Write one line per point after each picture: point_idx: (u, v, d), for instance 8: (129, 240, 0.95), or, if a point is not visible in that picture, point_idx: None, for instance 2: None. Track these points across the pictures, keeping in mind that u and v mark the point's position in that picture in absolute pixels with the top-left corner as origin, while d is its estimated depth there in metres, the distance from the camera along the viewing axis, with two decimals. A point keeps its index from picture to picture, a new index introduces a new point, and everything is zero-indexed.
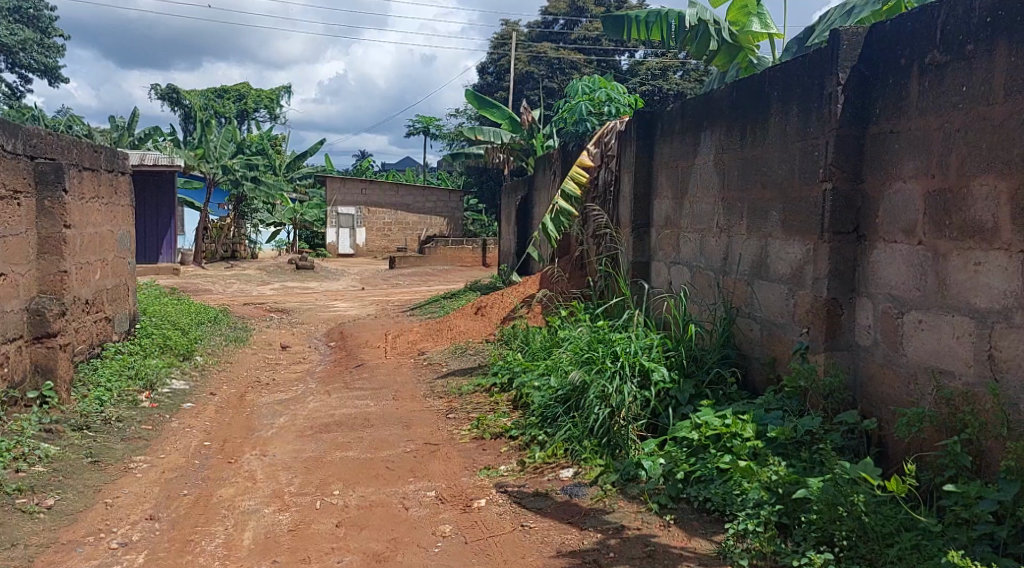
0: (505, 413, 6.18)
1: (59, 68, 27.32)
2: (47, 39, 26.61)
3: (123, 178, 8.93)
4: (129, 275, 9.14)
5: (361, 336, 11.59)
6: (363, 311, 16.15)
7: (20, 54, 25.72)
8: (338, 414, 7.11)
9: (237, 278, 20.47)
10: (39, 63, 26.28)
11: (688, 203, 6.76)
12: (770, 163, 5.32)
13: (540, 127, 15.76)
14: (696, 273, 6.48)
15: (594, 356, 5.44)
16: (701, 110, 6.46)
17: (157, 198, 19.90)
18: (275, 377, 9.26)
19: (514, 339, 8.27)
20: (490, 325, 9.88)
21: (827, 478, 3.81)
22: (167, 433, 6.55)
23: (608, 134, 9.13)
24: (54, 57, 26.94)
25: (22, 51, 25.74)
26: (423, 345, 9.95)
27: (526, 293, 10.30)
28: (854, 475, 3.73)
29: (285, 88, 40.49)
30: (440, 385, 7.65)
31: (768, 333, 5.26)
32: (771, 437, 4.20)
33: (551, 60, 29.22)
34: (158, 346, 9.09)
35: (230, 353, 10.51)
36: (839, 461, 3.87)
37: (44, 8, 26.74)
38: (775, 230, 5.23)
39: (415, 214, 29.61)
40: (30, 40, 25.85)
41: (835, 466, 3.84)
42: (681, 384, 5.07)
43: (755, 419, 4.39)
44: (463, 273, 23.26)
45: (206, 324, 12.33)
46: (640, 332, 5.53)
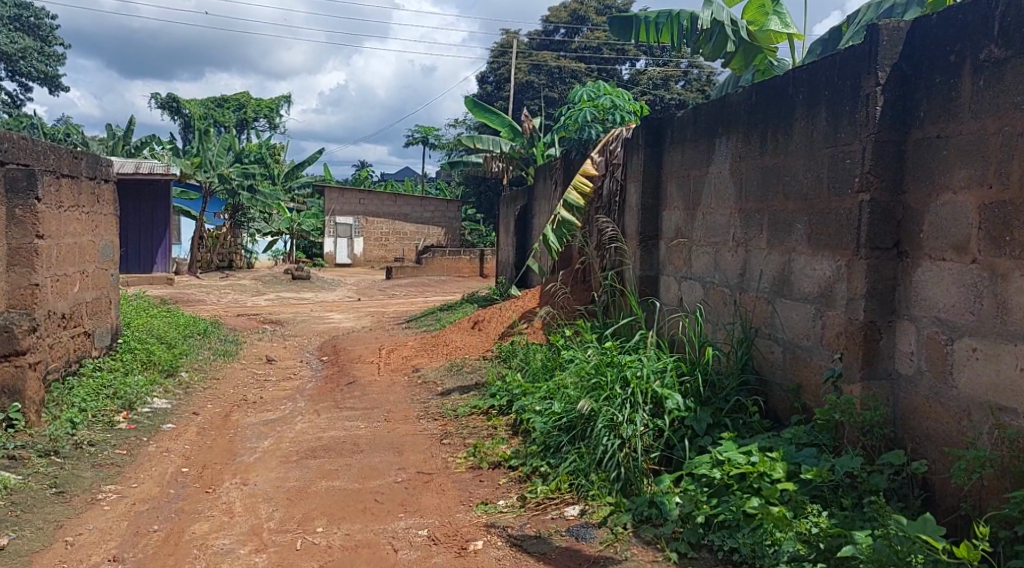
0: (503, 440, 5.75)
1: (59, 76, 26.97)
2: (48, 48, 26.30)
3: (107, 186, 8.50)
4: (112, 287, 8.71)
5: (355, 351, 11.15)
6: (359, 323, 15.72)
7: (20, 62, 25.41)
8: (326, 438, 6.67)
9: (232, 288, 20.04)
10: (40, 72, 25.98)
11: (701, 215, 6.34)
12: (793, 172, 4.91)
13: (542, 136, 15.34)
14: (710, 290, 6.06)
15: (602, 380, 5.01)
16: (715, 115, 6.05)
17: (151, 207, 19.49)
18: (263, 395, 8.83)
19: (514, 357, 7.85)
20: (488, 340, 9.45)
21: (877, 534, 3.39)
22: (142, 458, 6.11)
23: (612, 141, 8.73)
24: (53, 65, 26.61)
25: (22, 59, 25.43)
26: (417, 361, 9.51)
27: (526, 307, 9.87)
28: (912, 533, 3.31)
29: (284, 98, 40.16)
30: (435, 406, 7.21)
31: (792, 357, 4.85)
32: (805, 479, 3.79)
33: (551, 69, 28.84)
34: (141, 361, 8.66)
35: (218, 369, 10.07)
36: (893, 515, 3.46)
37: (45, 17, 26.43)
38: (800, 244, 4.81)
39: (413, 224, 29.21)
40: (29, 48, 25.52)
41: (888, 520, 3.42)
42: (699, 413, 4.64)
43: (785, 457, 3.97)
44: (461, 284, 22.84)
45: (195, 338, 11.88)
46: (652, 354, 5.11)
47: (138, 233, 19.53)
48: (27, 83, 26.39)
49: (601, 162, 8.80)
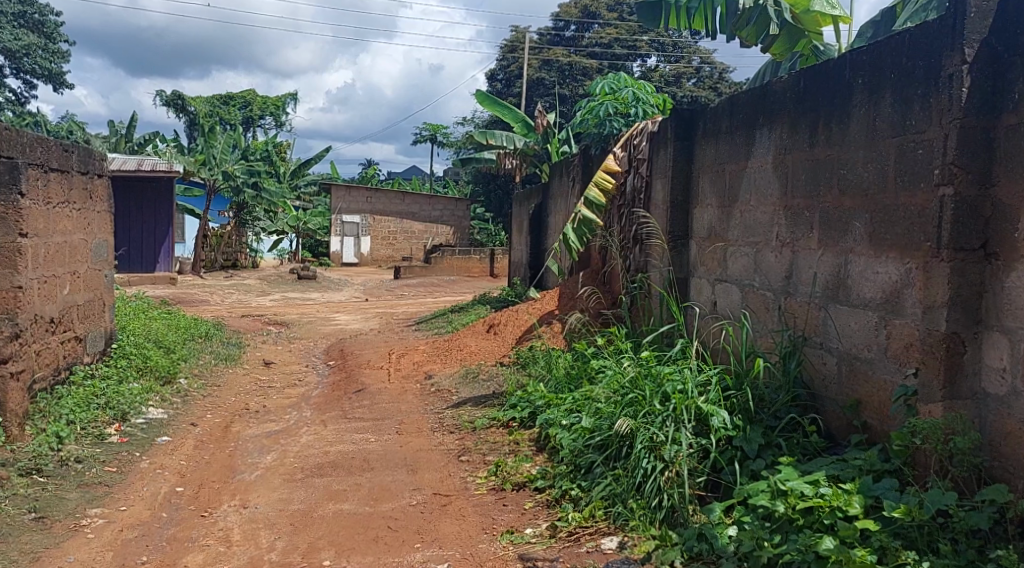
0: (527, 457, 5.29)
1: (64, 74, 26.57)
2: (52, 45, 25.86)
3: (101, 181, 8.07)
4: (107, 288, 8.27)
5: (363, 355, 10.70)
6: (367, 325, 15.28)
7: (24, 59, 24.96)
8: (334, 452, 6.21)
9: (237, 288, 19.62)
10: (44, 69, 25.59)
11: (737, 213, 5.86)
12: (850, 164, 4.44)
13: (556, 133, 14.86)
14: (750, 294, 5.58)
15: (639, 394, 4.55)
16: (755, 105, 5.58)
17: (153, 206, 19.04)
18: (267, 403, 8.39)
19: (535, 365, 7.39)
20: (504, 345, 8.98)
21: None
22: (134, 477, 5.65)
23: (636, 135, 8.30)
24: (57, 62, 26.21)
25: (26, 56, 24.98)
26: (429, 367, 9.05)
27: (544, 310, 9.39)
28: None
29: (290, 96, 39.76)
30: (451, 418, 6.74)
31: (849, 369, 4.36)
32: (891, 517, 3.35)
33: (562, 67, 28.31)
34: (137, 368, 8.21)
35: (219, 374, 9.63)
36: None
37: (50, 13, 25.98)
38: (858, 244, 4.32)
39: (421, 223, 28.76)
40: (33, 45, 25.12)
41: None
42: (748, 433, 4.16)
43: (860, 489, 3.53)
44: (470, 285, 22.38)
45: (196, 341, 11.44)
46: (694, 366, 4.65)
47: (139, 232, 19.07)
48: (31, 81, 26.01)
49: (624, 156, 8.44)
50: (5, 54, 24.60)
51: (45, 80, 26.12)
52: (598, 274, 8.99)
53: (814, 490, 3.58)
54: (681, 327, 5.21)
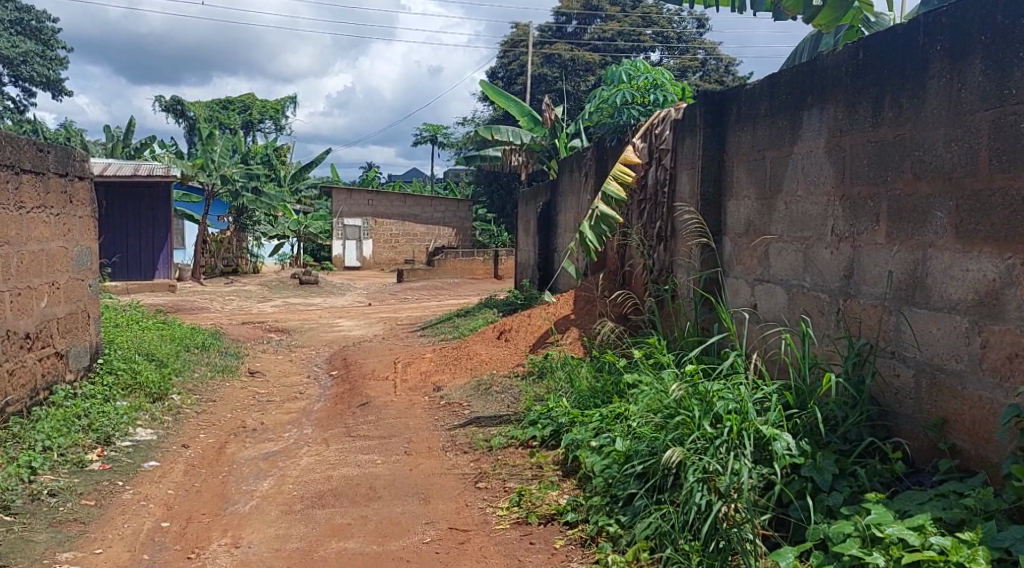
0: (554, 484, 4.69)
1: (61, 80, 26.04)
2: (50, 52, 25.31)
3: (83, 183, 7.50)
4: (92, 299, 7.69)
5: (367, 364, 10.12)
6: (370, 331, 14.70)
7: (22, 67, 24.40)
8: (336, 477, 5.63)
9: (236, 294, 19.04)
10: (42, 76, 25.05)
11: (779, 204, 5.26)
12: (924, 143, 3.89)
13: (565, 127, 14.29)
14: (800, 296, 4.98)
15: (684, 415, 3.96)
16: (802, 83, 5.00)
17: (151, 212, 18.47)
18: (265, 419, 7.81)
19: (555, 377, 6.79)
20: (518, 353, 8.37)
21: None
22: (114, 511, 5.06)
23: (657, 124, 7.73)
24: (55, 68, 25.68)
25: (23, 64, 24.43)
26: (437, 378, 8.44)
27: (559, 314, 8.79)
28: None
29: (289, 100, 39.20)
30: (466, 436, 6.15)
31: (929, 384, 3.78)
32: None
33: (565, 62, 27.59)
34: (126, 385, 7.62)
35: (215, 388, 9.05)
36: None
37: (47, 20, 25.41)
38: (941, 237, 3.76)
39: (423, 225, 28.24)
40: (31, 52, 24.57)
41: None
42: (819, 460, 3.56)
43: (981, 538, 2.99)
44: (475, 287, 21.81)
45: (192, 353, 10.87)
46: (747, 381, 4.05)
47: (136, 238, 18.48)
48: (28, 88, 25.45)
49: (644, 148, 7.91)
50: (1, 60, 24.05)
51: (42, 88, 25.58)
52: (618, 276, 8.41)
53: (922, 540, 3.02)
54: (731, 335, 4.64)
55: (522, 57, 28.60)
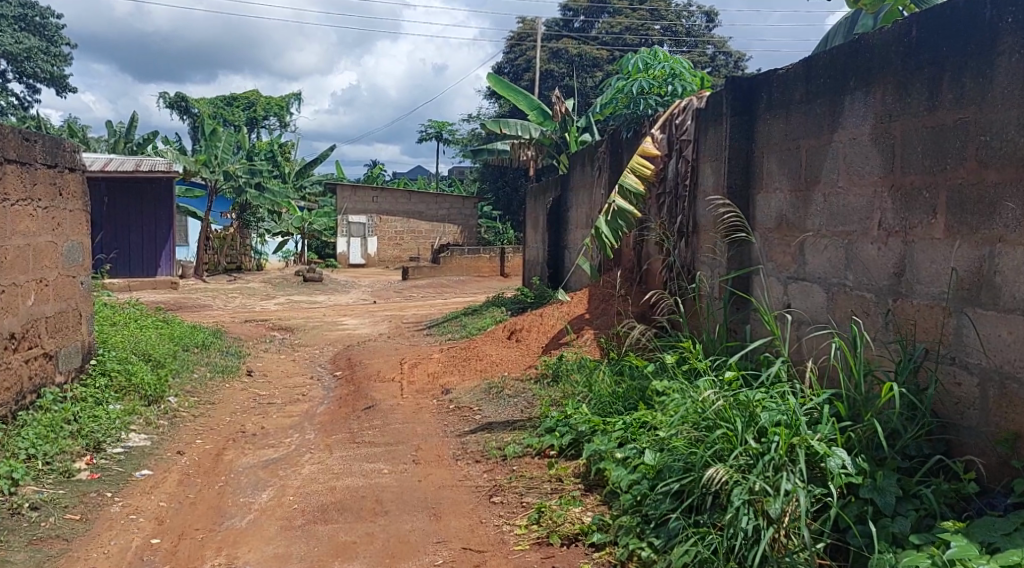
0: (576, 499, 4.31)
1: (66, 76, 25.72)
2: (54, 48, 25.01)
3: (73, 175, 7.15)
4: (84, 297, 7.34)
5: (373, 365, 9.76)
6: (376, 330, 14.34)
7: (26, 63, 24.09)
8: (339, 488, 5.27)
9: (239, 291, 18.70)
10: (46, 73, 24.75)
11: (816, 196, 4.88)
12: (991, 126, 3.61)
13: (575, 120, 13.91)
14: (843, 297, 4.59)
15: (724, 427, 3.61)
16: (840, 64, 4.61)
17: (154, 208, 18.11)
18: (265, 423, 7.46)
19: (573, 381, 6.41)
20: (530, 355, 7.98)
21: None
22: (100, 527, 4.70)
23: (677, 114, 7.37)
24: (59, 64, 25.36)
25: (28, 60, 24.11)
26: (446, 381, 8.06)
27: (574, 313, 8.39)
28: None
29: (294, 97, 38.86)
30: (479, 444, 5.78)
31: (998, 395, 3.48)
32: None
33: (572, 57, 27.15)
34: (120, 388, 7.26)
35: (215, 390, 8.69)
36: None
37: (51, 16, 25.11)
38: (1015, 230, 3.47)
39: (428, 222, 27.91)
40: (35, 49, 24.25)
41: None
42: (879, 480, 3.24)
43: None
44: (480, 284, 21.47)
45: (192, 353, 10.52)
46: (792, 392, 3.71)
47: (138, 234, 18.13)
48: (32, 85, 25.14)
49: (662, 139, 7.57)
50: (5, 57, 23.71)
51: (47, 84, 25.28)
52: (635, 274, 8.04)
53: None
54: (774, 338, 4.29)
55: (528, 53, 28.21)
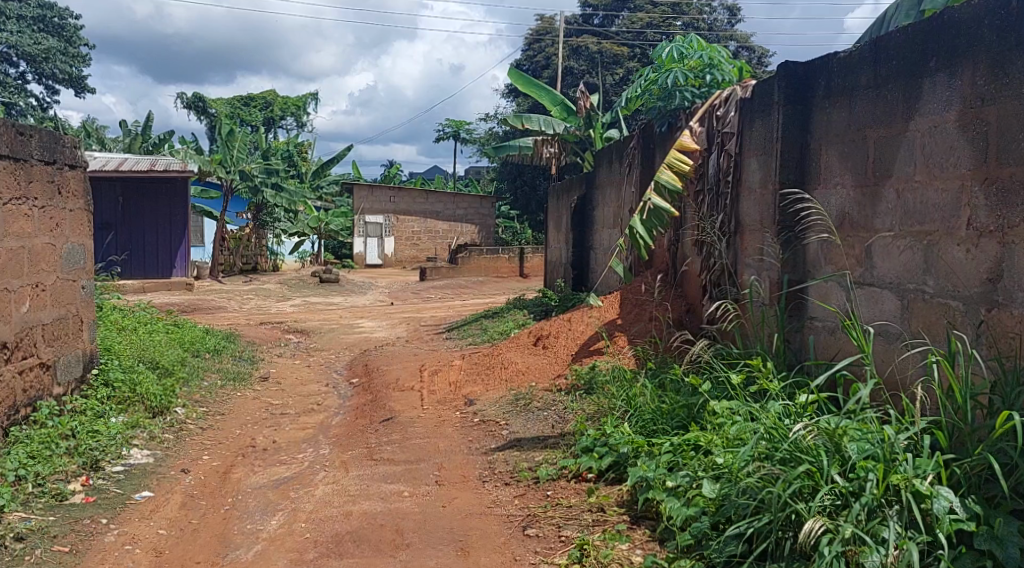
0: (623, 535, 3.89)
1: (85, 77, 25.43)
2: (72, 49, 24.71)
3: (74, 172, 6.70)
4: (86, 302, 6.89)
5: (391, 371, 9.31)
6: (394, 332, 13.90)
7: (45, 64, 23.78)
8: (356, 513, 4.80)
9: (255, 293, 18.28)
10: (65, 74, 24.45)
11: (886, 192, 4.41)
12: None
13: (600, 116, 13.41)
14: (921, 305, 4.14)
15: (808, 464, 3.48)
16: (916, 44, 4.15)
17: (169, 210, 17.73)
18: (278, 437, 7.02)
19: (609, 393, 5.94)
20: (559, 363, 7.50)
21: None
22: (91, 562, 4.27)
23: (719, 105, 6.93)
24: (78, 65, 25.08)
25: (46, 61, 23.80)
26: (469, 391, 7.57)
27: (606, 318, 7.91)
28: None
29: (311, 96, 38.49)
30: (508, 464, 5.33)
31: None
32: None
33: (592, 54, 26.55)
34: (124, 400, 6.83)
35: (226, 399, 8.25)
36: None
37: (70, 16, 24.81)
38: None
39: (445, 222, 27.47)
40: (53, 49, 23.94)
41: None
42: (996, 528, 3.18)
43: None
44: (499, 285, 21.00)
45: (203, 359, 10.08)
46: (874, 422, 3.61)
47: (153, 236, 17.74)
48: (51, 86, 24.86)
49: (703, 132, 7.13)
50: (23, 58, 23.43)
51: (66, 85, 24.98)
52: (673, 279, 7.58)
53: None
54: (864, 356, 3.89)
55: (547, 50, 27.66)
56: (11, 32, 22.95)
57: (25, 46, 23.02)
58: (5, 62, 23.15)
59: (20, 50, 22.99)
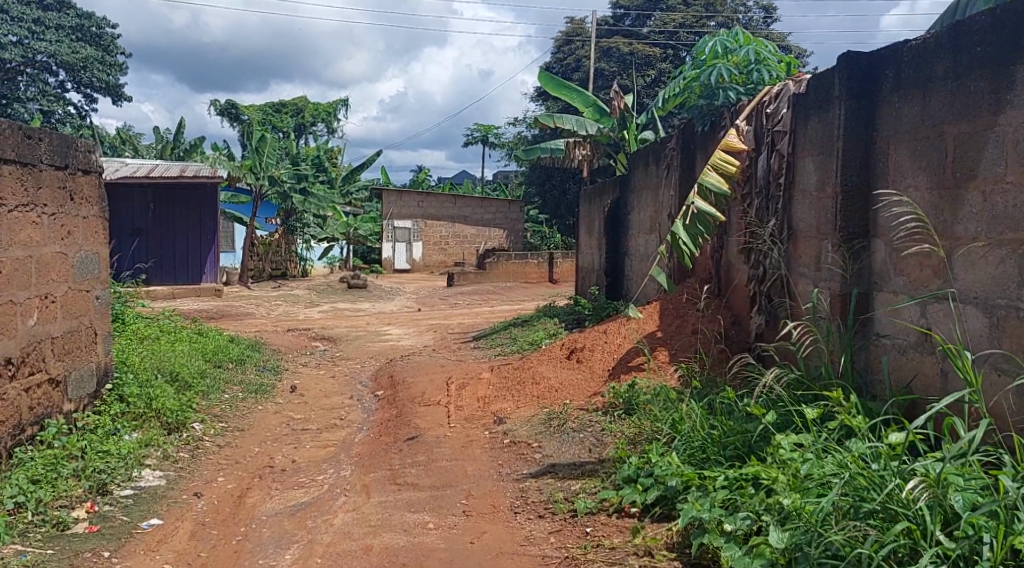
0: None
1: (122, 86, 25.38)
2: (110, 58, 24.71)
3: (88, 178, 6.37)
4: (100, 313, 6.54)
5: (418, 383, 8.96)
6: (421, 340, 13.56)
7: (83, 73, 23.78)
8: (376, 548, 4.46)
9: (283, 298, 18.01)
10: (103, 82, 24.44)
11: (969, 195, 4.31)
12: None
13: (635, 118, 12.96)
14: (1014, 318, 4.07)
15: (906, 522, 3.33)
16: (1008, 29, 4.10)
17: (199, 216, 17.45)
18: (299, 455, 6.70)
19: (653, 415, 5.55)
20: (595, 378, 7.09)
21: None
22: None
23: (768, 101, 6.58)
24: (115, 73, 25.04)
25: (84, 70, 23.80)
26: (499, 408, 7.17)
27: (645, 330, 7.50)
28: None
29: (342, 102, 38.31)
30: (542, 493, 5.01)
31: None
32: None
33: (623, 56, 26.05)
34: (139, 416, 6.49)
35: (247, 412, 7.93)
36: None
37: (108, 25, 24.80)
38: None
39: (473, 226, 27.11)
40: (91, 58, 23.92)
41: None
42: None
43: None
44: (528, 291, 20.59)
45: (226, 369, 9.75)
46: (976, 482, 3.46)
47: (182, 243, 17.49)
48: (90, 94, 24.87)
49: (750, 130, 6.77)
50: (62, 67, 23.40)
51: (103, 93, 24.97)
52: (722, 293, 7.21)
53: None
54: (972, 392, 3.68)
55: (578, 52, 27.20)
56: (50, 41, 22.90)
57: (65, 56, 23.04)
58: (44, 71, 23.11)
59: (59, 59, 22.98)
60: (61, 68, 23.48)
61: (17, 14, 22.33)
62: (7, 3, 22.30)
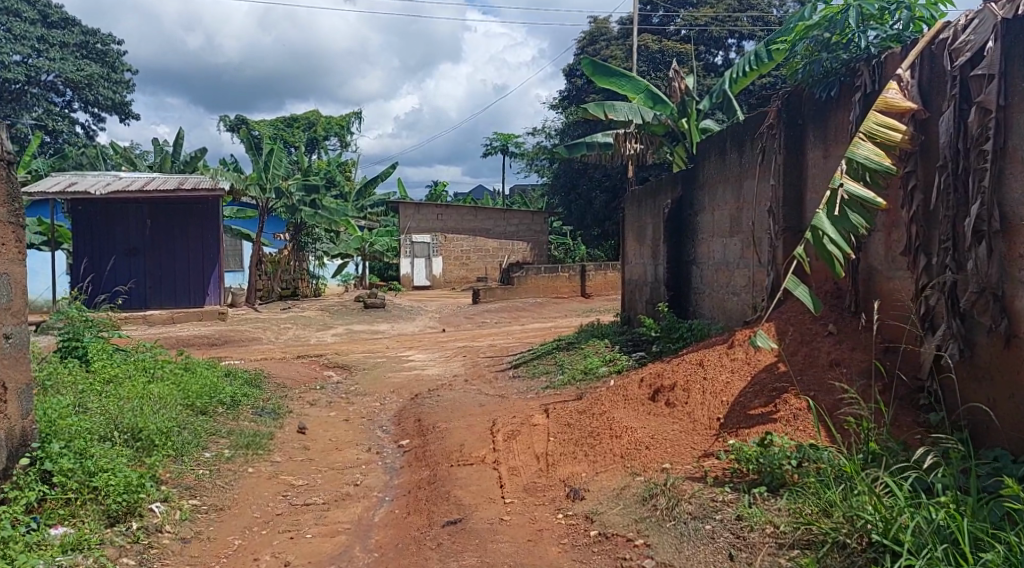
0: None
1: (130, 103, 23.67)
2: (116, 74, 23.00)
3: None
4: (13, 359, 4.66)
5: (453, 428, 7.06)
6: (449, 367, 11.65)
7: (87, 91, 22.06)
8: None
9: (293, 320, 16.09)
10: (110, 99, 22.75)
11: None
12: None
13: (697, 102, 11.05)
14: None
15: None
16: None
17: (201, 232, 15.53)
18: (295, 547, 4.82)
19: (831, 506, 3.80)
20: (699, 431, 5.16)
21: None
22: None
23: (948, 36, 4.67)
24: (121, 90, 23.31)
25: (88, 88, 22.07)
26: (569, 473, 5.23)
27: (757, 362, 5.52)
28: None
29: (355, 115, 36.56)
30: None
31: None
32: None
33: (653, 54, 23.98)
34: (66, 503, 4.61)
35: (233, 476, 6.03)
36: None
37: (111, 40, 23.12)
38: None
39: (496, 239, 25.23)
40: (96, 75, 22.17)
41: None
42: None
43: None
44: (560, 307, 18.61)
45: (214, 417, 7.82)
46: None
47: (183, 261, 15.54)
48: (96, 112, 23.24)
49: (916, 84, 4.85)
50: (67, 85, 21.74)
51: (110, 112, 23.27)
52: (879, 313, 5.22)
53: None
54: None
55: (603, 52, 25.21)
56: (55, 59, 21.21)
57: (69, 73, 21.31)
58: (49, 91, 21.51)
59: (64, 77, 21.25)
60: (65, 86, 21.78)
61: (19, 31, 20.63)
62: (10, 20, 20.67)
